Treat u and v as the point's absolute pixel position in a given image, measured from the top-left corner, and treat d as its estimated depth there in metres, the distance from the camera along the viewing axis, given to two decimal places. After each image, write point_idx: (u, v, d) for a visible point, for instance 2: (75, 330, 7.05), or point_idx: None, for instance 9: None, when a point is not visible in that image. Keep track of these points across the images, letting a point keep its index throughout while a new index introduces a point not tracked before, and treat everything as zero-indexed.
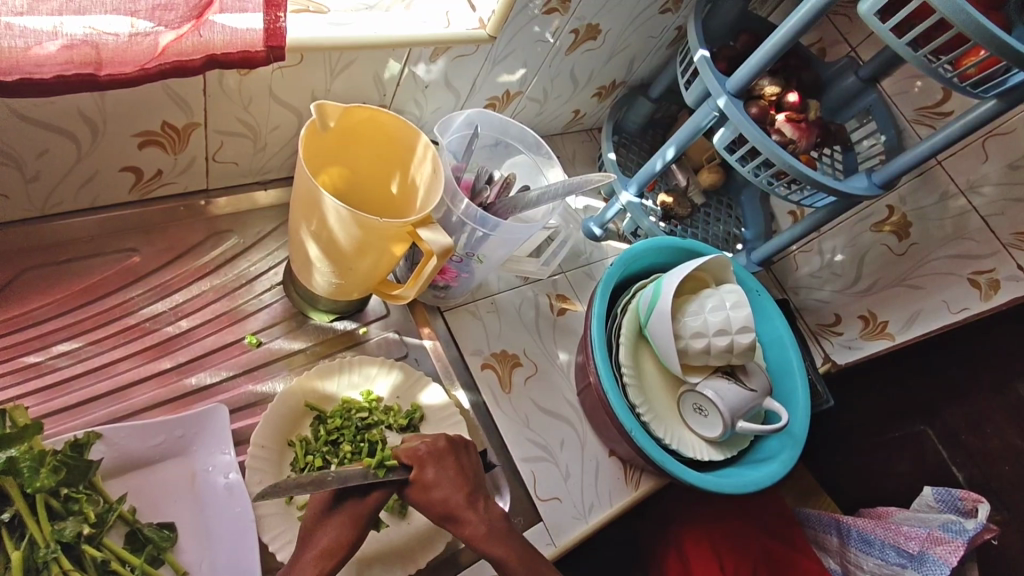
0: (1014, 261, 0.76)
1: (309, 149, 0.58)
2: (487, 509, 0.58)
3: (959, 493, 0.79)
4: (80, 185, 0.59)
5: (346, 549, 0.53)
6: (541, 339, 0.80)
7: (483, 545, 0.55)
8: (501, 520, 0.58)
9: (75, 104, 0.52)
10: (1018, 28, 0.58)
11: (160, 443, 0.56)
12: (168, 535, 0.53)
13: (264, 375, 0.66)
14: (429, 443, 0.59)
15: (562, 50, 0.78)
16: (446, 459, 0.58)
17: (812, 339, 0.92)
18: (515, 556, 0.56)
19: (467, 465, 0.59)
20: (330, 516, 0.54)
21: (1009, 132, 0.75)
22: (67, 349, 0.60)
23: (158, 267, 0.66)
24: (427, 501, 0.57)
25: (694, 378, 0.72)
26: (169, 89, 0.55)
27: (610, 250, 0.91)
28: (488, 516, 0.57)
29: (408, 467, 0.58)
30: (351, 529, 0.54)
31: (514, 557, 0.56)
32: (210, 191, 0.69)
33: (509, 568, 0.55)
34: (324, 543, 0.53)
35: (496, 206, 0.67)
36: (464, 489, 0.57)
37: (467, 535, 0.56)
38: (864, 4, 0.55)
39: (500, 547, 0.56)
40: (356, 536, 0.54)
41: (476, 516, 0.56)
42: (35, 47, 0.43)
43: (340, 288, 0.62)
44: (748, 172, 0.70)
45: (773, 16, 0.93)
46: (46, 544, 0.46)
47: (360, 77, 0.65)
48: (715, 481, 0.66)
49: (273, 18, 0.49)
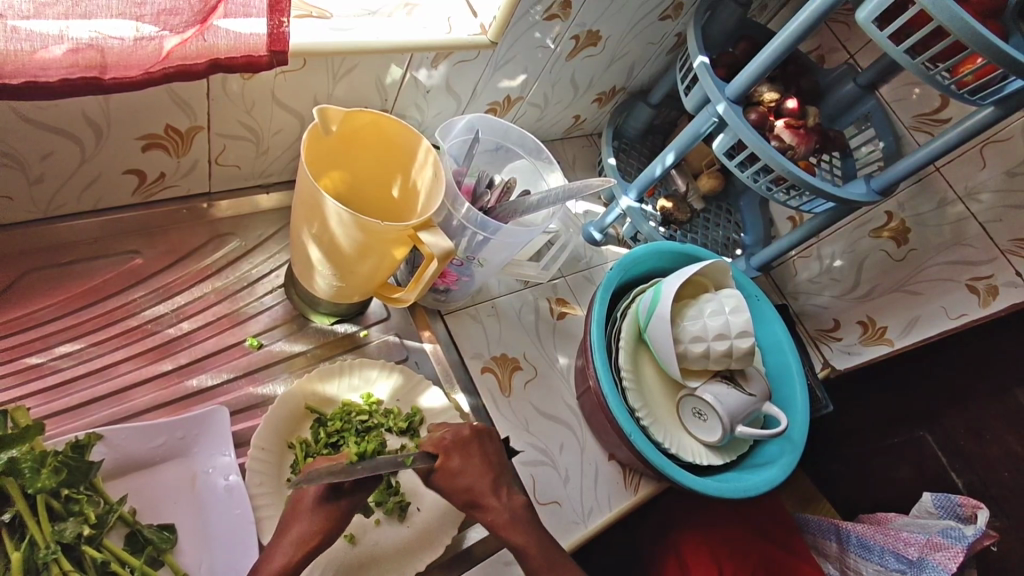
0: (1013, 268, 0.76)
1: (312, 153, 0.58)
2: (496, 503, 0.58)
3: (959, 499, 0.78)
4: (83, 187, 0.59)
5: (321, 538, 0.52)
6: (541, 344, 0.80)
7: (504, 526, 0.57)
8: (524, 507, 0.59)
9: (79, 107, 0.52)
10: (1016, 36, 0.59)
11: (161, 445, 0.57)
12: (168, 536, 0.53)
13: (265, 378, 0.66)
14: (454, 432, 0.60)
15: (562, 56, 0.78)
16: (470, 448, 0.60)
17: (812, 344, 0.93)
18: (526, 543, 0.57)
19: (491, 453, 0.61)
20: (302, 510, 0.53)
21: (1006, 139, 0.75)
22: (67, 351, 0.60)
23: (159, 270, 0.66)
24: (451, 488, 0.58)
25: (694, 382, 0.72)
26: (173, 93, 0.55)
27: (610, 255, 0.92)
28: (511, 503, 0.59)
29: (431, 456, 0.59)
30: (328, 520, 0.53)
31: (531, 544, 0.57)
32: (212, 194, 0.69)
33: (526, 555, 0.57)
34: (301, 528, 0.52)
35: (497, 210, 0.67)
36: (489, 475, 0.59)
37: (489, 521, 0.57)
38: (862, 12, 0.56)
39: (525, 526, 0.58)
40: (333, 525, 0.53)
41: (499, 502, 0.58)
42: (41, 51, 0.43)
43: (341, 291, 0.63)
44: (747, 178, 0.70)
45: (773, 23, 0.94)
46: (46, 545, 0.46)
47: (363, 82, 0.65)
48: (715, 486, 0.67)
49: (277, 24, 0.49)
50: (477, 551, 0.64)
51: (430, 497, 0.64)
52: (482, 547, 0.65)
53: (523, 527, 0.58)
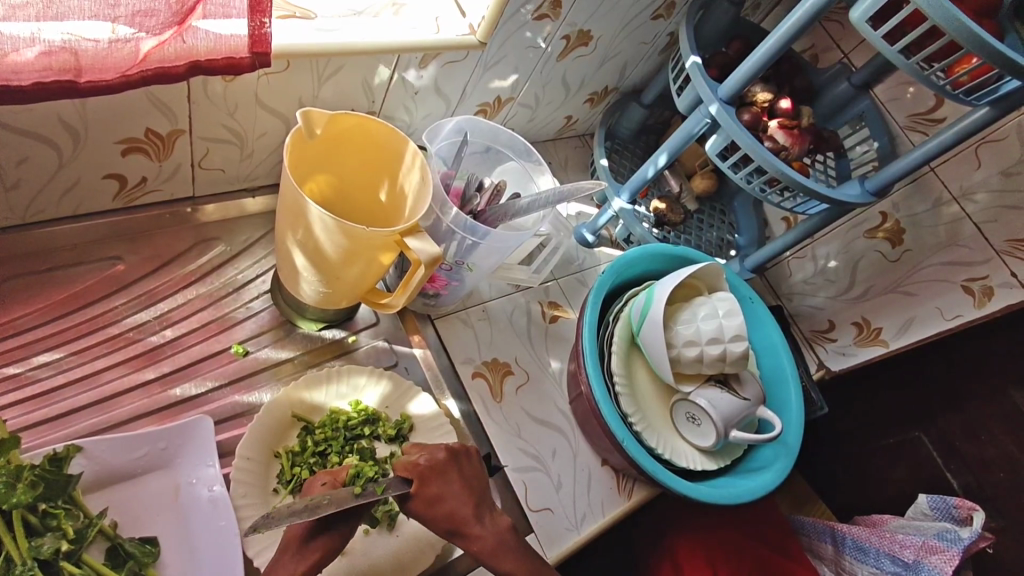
0: (1009, 269, 0.75)
1: (295, 157, 0.57)
2: (480, 531, 0.56)
3: (954, 500, 0.77)
4: (62, 192, 0.58)
5: (324, 554, 0.52)
6: (533, 347, 0.79)
7: (500, 535, 0.56)
8: (508, 531, 0.58)
9: (54, 111, 0.51)
10: (1011, 36, 0.58)
11: (143, 456, 0.55)
12: (150, 549, 0.52)
13: (252, 386, 0.65)
14: (429, 456, 0.58)
15: (554, 56, 0.77)
16: (448, 473, 0.58)
17: (806, 346, 0.92)
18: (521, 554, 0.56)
19: (470, 476, 0.59)
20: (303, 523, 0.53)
21: (1001, 139, 0.75)
22: (48, 360, 0.59)
23: (143, 275, 0.65)
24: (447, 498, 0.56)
25: (687, 387, 0.71)
26: (153, 97, 0.54)
27: (603, 256, 0.90)
28: (496, 527, 0.58)
29: (407, 482, 0.56)
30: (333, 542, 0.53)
31: (522, 567, 0.57)
32: (197, 199, 0.68)
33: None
34: (301, 550, 0.52)
35: (486, 214, 0.66)
36: (471, 501, 0.57)
37: (475, 550, 0.56)
38: (855, 12, 0.54)
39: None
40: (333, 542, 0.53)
41: (483, 530, 0.57)
42: (12, 53, 0.42)
43: (328, 297, 0.62)
44: (741, 180, 0.69)
45: (766, 22, 0.93)
46: (23, 561, 0.45)
47: (349, 82, 0.64)
48: (708, 492, 0.66)
49: (258, 24, 0.48)
50: (467, 561, 0.63)
51: None
52: (472, 556, 0.64)
53: (513, 557, 0.57)
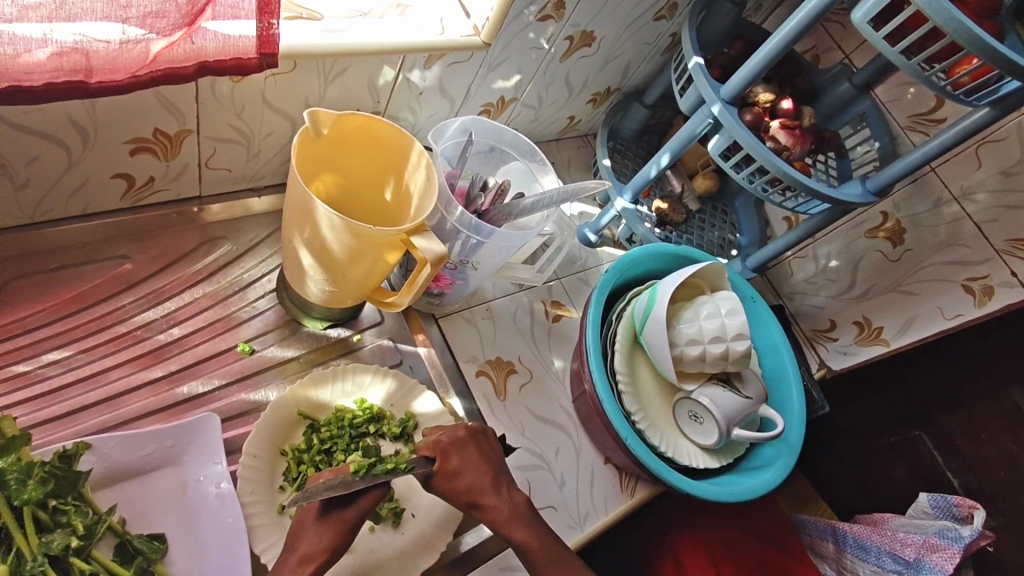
0: (1008, 268, 0.76)
1: (302, 156, 0.57)
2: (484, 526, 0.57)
3: (955, 499, 0.78)
4: (70, 192, 0.59)
5: (329, 555, 0.52)
6: (536, 346, 0.79)
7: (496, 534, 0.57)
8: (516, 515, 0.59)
9: (64, 111, 0.51)
10: (1011, 36, 0.58)
11: (151, 453, 0.56)
12: (158, 546, 0.53)
13: (258, 384, 0.65)
14: (449, 434, 0.59)
15: (557, 57, 0.78)
16: (468, 448, 0.59)
17: (808, 345, 0.93)
18: (520, 552, 0.57)
19: (489, 452, 0.60)
20: (311, 522, 0.54)
21: (1001, 140, 0.75)
22: (56, 358, 0.59)
23: (149, 274, 0.66)
24: (449, 491, 0.57)
25: (690, 386, 0.71)
26: (161, 97, 0.55)
27: (605, 256, 0.91)
28: (511, 500, 0.58)
29: (430, 460, 0.58)
30: (337, 536, 0.53)
31: (535, 541, 0.57)
32: (202, 198, 0.68)
33: (530, 553, 0.57)
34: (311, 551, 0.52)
35: (490, 213, 0.67)
36: (488, 473, 0.58)
37: (490, 520, 0.57)
38: (857, 12, 0.55)
39: (522, 530, 0.57)
40: (340, 541, 0.53)
41: (496, 503, 0.58)
42: (24, 55, 0.42)
43: (334, 296, 0.62)
44: (743, 180, 0.70)
45: (767, 23, 0.93)
46: (34, 557, 0.45)
47: (354, 83, 0.65)
48: (711, 489, 0.66)
49: (266, 26, 0.49)
50: (472, 558, 0.64)
51: (426, 503, 0.63)
52: (477, 553, 0.64)
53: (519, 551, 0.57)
